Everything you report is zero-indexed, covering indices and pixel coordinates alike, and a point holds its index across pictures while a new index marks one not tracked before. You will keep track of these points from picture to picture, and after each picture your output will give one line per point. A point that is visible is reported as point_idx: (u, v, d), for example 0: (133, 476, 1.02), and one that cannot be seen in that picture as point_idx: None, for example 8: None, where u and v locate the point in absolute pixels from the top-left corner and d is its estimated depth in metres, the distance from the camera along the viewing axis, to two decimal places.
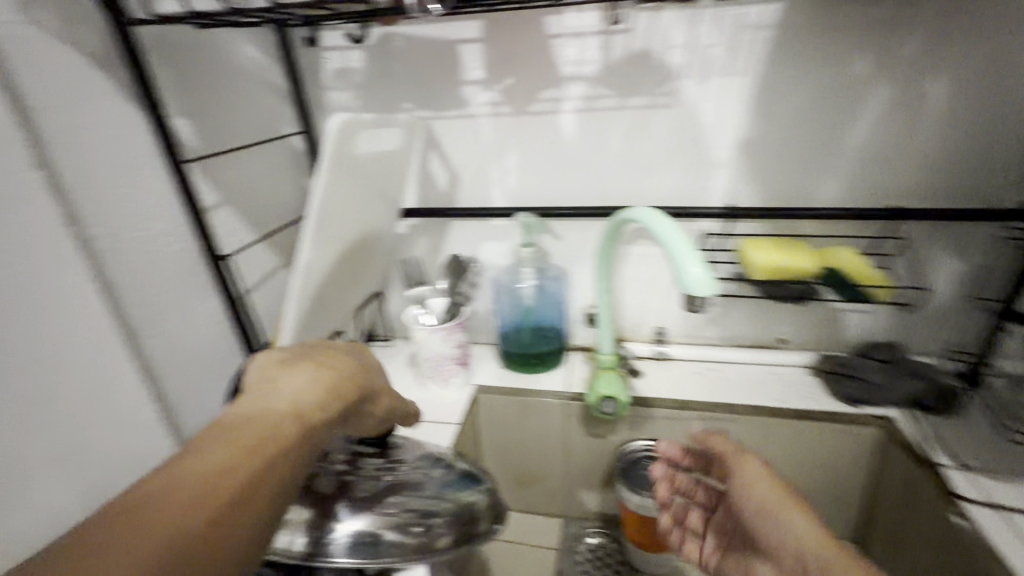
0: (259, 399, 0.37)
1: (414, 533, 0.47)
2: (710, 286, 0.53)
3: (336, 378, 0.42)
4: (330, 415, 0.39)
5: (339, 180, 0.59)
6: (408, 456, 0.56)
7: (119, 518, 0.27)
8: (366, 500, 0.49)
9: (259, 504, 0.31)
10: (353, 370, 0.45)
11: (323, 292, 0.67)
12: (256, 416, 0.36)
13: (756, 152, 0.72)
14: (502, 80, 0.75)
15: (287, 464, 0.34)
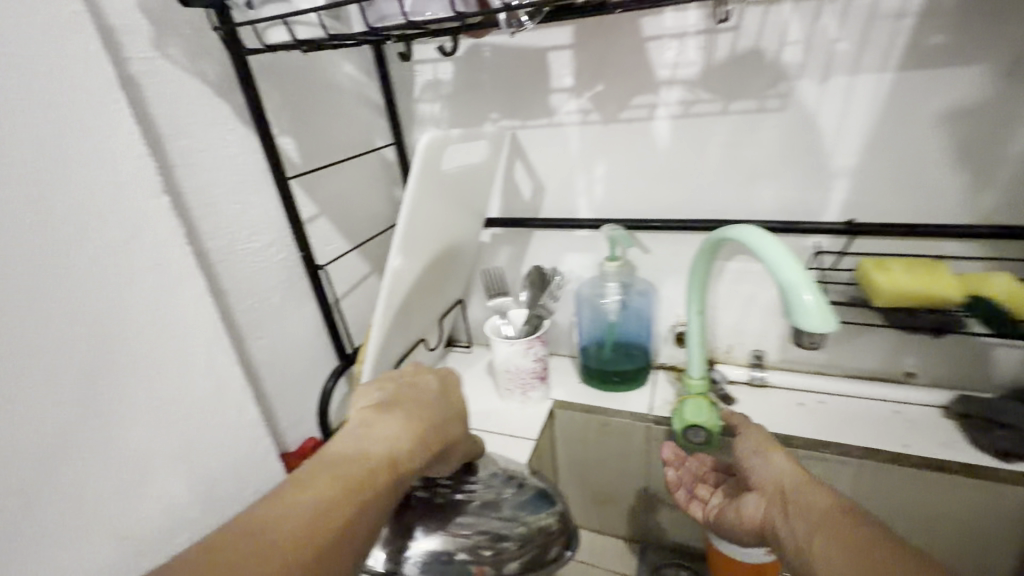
0: (361, 438, 0.40)
1: (484, 556, 0.47)
2: (826, 318, 0.45)
3: (426, 426, 0.45)
4: (419, 463, 0.42)
5: (426, 197, 0.60)
6: (484, 469, 0.55)
7: (243, 532, 0.31)
8: (441, 519, 0.49)
9: (352, 542, 0.34)
10: (444, 416, 0.47)
11: (407, 302, 0.69)
12: (358, 457, 0.39)
13: (885, 160, 0.63)
14: (592, 87, 0.72)
15: (378, 507, 0.37)
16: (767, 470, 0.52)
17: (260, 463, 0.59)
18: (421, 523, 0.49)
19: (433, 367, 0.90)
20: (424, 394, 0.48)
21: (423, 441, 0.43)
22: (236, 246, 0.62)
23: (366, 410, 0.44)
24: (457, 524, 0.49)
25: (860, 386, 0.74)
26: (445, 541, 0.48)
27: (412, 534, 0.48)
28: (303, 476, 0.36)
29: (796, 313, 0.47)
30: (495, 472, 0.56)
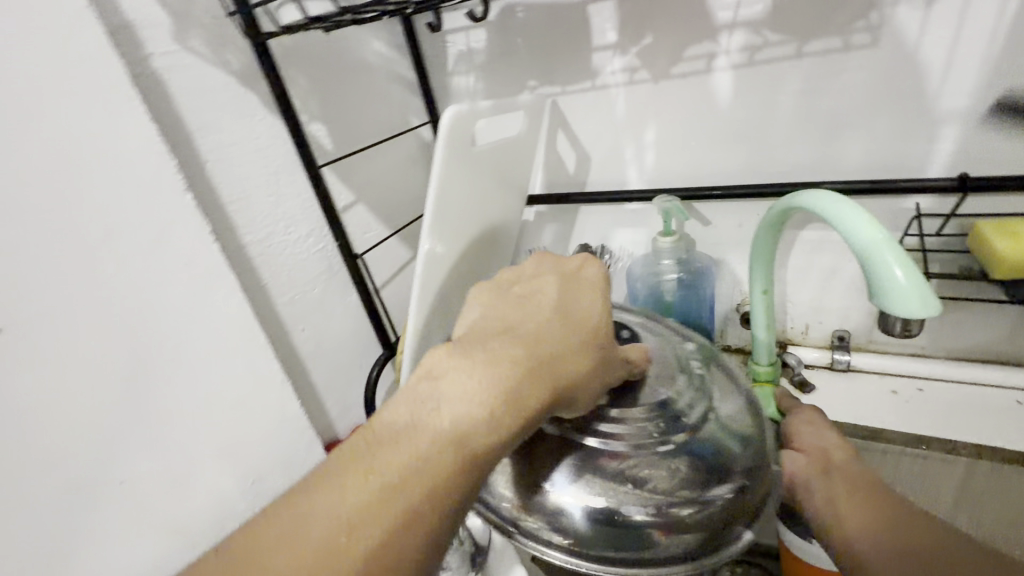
0: (422, 403, 0.31)
1: (667, 520, 0.37)
2: (924, 300, 0.38)
3: (513, 377, 0.33)
4: (499, 433, 0.31)
5: (458, 177, 0.56)
6: (654, 391, 0.42)
7: (280, 524, 0.27)
8: (602, 460, 0.40)
9: (405, 548, 0.28)
10: (539, 357, 0.35)
11: (448, 291, 0.66)
12: (415, 431, 0.30)
13: (1010, 96, 0.51)
14: (639, 40, 0.64)
15: (437, 502, 0.29)
16: (816, 438, 0.47)
17: (304, 455, 0.59)
18: (578, 461, 0.40)
19: None
20: (519, 332, 0.36)
21: (512, 402, 0.32)
22: (273, 240, 0.62)
23: (442, 352, 0.34)
24: (623, 470, 0.39)
25: (971, 371, 0.62)
26: (611, 493, 0.38)
27: (569, 477, 0.40)
28: (350, 455, 0.30)
29: (882, 294, 0.40)
30: (665, 393, 0.42)
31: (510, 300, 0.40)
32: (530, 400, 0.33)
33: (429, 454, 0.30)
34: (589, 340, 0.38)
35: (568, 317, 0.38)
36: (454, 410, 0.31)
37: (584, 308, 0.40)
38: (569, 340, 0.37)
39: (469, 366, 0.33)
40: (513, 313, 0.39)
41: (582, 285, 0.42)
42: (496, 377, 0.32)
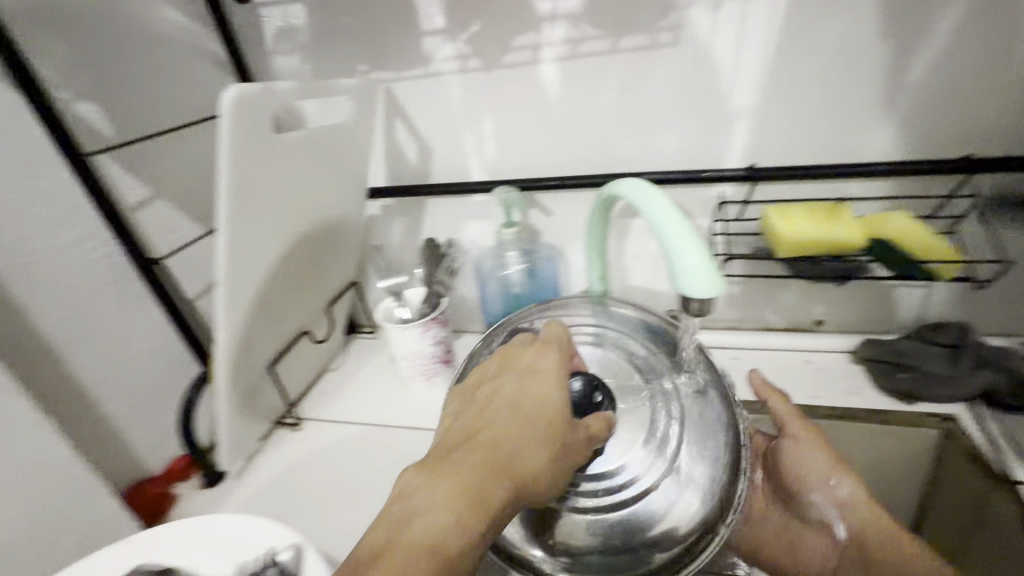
0: (397, 520, 0.32)
1: (680, 536, 0.40)
2: (713, 281, 0.40)
3: (479, 477, 0.34)
4: (473, 537, 0.32)
5: (258, 169, 0.49)
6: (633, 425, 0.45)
7: None
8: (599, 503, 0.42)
9: None
10: (505, 452, 0.36)
11: (269, 296, 0.59)
12: (392, 548, 0.31)
13: (785, 95, 0.57)
14: (467, 27, 0.62)
15: None
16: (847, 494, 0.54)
17: (83, 505, 0.49)
18: (577, 503, 0.42)
19: (326, 359, 0.81)
20: (481, 432, 0.37)
21: (480, 503, 0.33)
22: (20, 245, 0.50)
23: (413, 468, 0.36)
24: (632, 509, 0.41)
25: (772, 337, 0.72)
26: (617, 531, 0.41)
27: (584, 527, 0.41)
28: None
29: (679, 278, 0.41)
30: (643, 422, 0.45)
31: (473, 399, 0.41)
32: (499, 496, 0.34)
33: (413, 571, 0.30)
34: (553, 414, 0.38)
35: (529, 400, 0.39)
36: (426, 523, 0.32)
37: (542, 384, 0.40)
38: (529, 423, 0.38)
39: (436, 481, 0.34)
40: (478, 410, 0.39)
41: (536, 364, 0.42)
42: (461, 482, 0.34)
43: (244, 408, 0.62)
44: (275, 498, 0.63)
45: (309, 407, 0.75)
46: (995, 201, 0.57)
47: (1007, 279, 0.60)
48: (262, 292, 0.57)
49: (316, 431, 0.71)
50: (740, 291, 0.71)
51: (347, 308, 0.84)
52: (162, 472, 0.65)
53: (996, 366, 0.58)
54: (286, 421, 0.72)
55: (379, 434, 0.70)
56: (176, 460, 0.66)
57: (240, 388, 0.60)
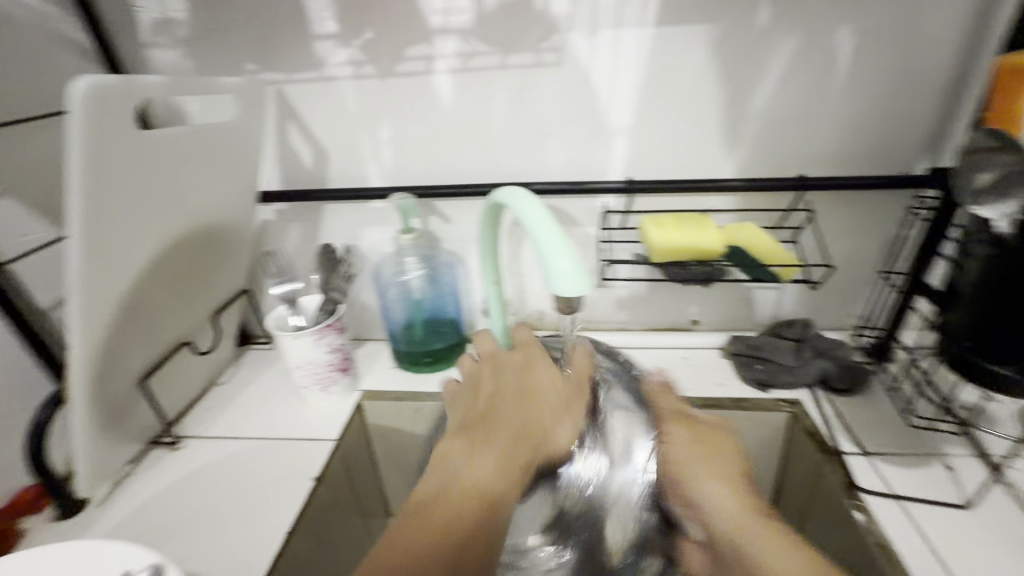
0: (449, 473, 0.39)
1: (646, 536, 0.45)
2: (581, 282, 0.43)
3: (507, 434, 0.42)
4: (512, 477, 0.39)
5: (122, 165, 0.46)
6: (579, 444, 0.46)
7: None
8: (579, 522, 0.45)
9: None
10: (522, 410, 0.43)
11: (138, 304, 0.54)
12: (450, 493, 0.38)
13: (656, 117, 0.63)
14: (360, 34, 0.62)
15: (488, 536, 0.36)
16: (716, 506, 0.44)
17: None
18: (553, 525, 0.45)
19: (213, 372, 0.76)
20: (499, 400, 0.45)
21: (511, 455, 0.40)
22: None
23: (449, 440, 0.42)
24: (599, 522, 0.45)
25: (655, 337, 0.78)
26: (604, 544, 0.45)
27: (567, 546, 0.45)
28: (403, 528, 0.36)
29: (552, 280, 0.44)
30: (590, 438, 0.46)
31: (480, 387, 0.47)
32: (524, 446, 0.42)
33: (468, 513, 0.37)
34: (552, 381, 0.46)
35: (532, 368, 0.47)
36: (474, 472, 0.39)
37: (544, 368, 0.47)
38: (537, 387, 0.45)
39: (471, 450, 0.40)
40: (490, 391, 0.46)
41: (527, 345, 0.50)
42: (494, 440, 0.41)
43: (108, 427, 0.57)
44: (144, 524, 0.57)
45: (191, 424, 0.70)
46: (823, 215, 0.67)
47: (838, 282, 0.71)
48: (129, 300, 0.53)
49: (197, 449, 0.66)
50: (627, 295, 0.77)
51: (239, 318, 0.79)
52: (4, 506, 0.58)
53: (829, 356, 0.68)
54: (162, 440, 0.67)
55: (269, 449, 0.66)
56: (23, 491, 0.59)
57: (102, 405, 0.55)
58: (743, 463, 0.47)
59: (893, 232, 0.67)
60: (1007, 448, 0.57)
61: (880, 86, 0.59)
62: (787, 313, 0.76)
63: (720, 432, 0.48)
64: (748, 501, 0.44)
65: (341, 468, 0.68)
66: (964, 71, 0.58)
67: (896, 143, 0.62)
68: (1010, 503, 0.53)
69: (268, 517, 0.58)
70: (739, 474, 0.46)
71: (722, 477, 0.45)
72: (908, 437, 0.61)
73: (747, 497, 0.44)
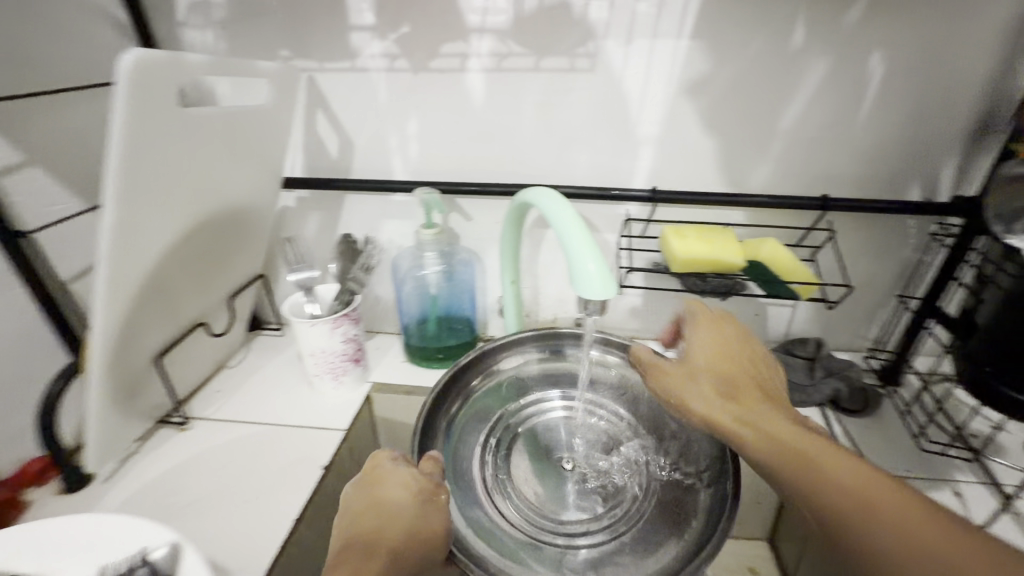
0: None
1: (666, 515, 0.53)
2: (607, 285, 0.43)
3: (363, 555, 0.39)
4: None
5: (159, 138, 0.45)
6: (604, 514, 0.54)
7: None
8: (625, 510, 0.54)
9: None
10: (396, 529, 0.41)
11: (158, 279, 0.54)
12: None
13: (686, 129, 0.64)
14: (396, 27, 0.63)
15: None
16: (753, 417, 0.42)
17: None
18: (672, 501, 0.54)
19: (223, 354, 0.76)
20: (379, 513, 0.42)
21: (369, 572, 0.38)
22: None
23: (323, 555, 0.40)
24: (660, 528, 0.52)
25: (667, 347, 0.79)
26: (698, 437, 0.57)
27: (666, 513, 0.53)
28: None
29: (578, 281, 0.44)
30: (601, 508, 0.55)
31: (368, 500, 0.44)
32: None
33: None
34: (414, 503, 0.43)
35: (421, 484, 0.45)
36: None
37: (409, 475, 0.46)
38: (397, 514, 0.42)
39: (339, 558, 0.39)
40: (363, 504, 0.43)
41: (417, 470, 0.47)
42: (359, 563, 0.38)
43: (122, 402, 0.57)
44: (148, 503, 0.57)
45: (200, 405, 0.70)
46: (843, 235, 0.68)
47: (851, 302, 0.72)
48: (153, 272, 0.52)
49: (206, 431, 0.66)
50: (642, 303, 0.77)
51: (253, 303, 0.79)
52: (9, 477, 0.57)
53: (841, 377, 0.68)
54: (171, 420, 0.67)
55: (277, 435, 0.66)
56: (31, 463, 0.58)
57: (119, 379, 0.54)
58: (714, 393, 0.45)
59: (912, 257, 0.68)
60: (1015, 477, 0.58)
61: (910, 111, 0.60)
62: (799, 331, 0.76)
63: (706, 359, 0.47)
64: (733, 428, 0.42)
65: (348, 459, 0.68)
66: (990, 104, 0.59)
67: (922, 169, 0.63)
68: (1019, 532, 0.54)
69: (277, 501, 0.57)
70: (712, 399, 0.44)
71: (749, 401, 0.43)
72: (917, 460, 0.61)
73: (763, 443, 0.40)
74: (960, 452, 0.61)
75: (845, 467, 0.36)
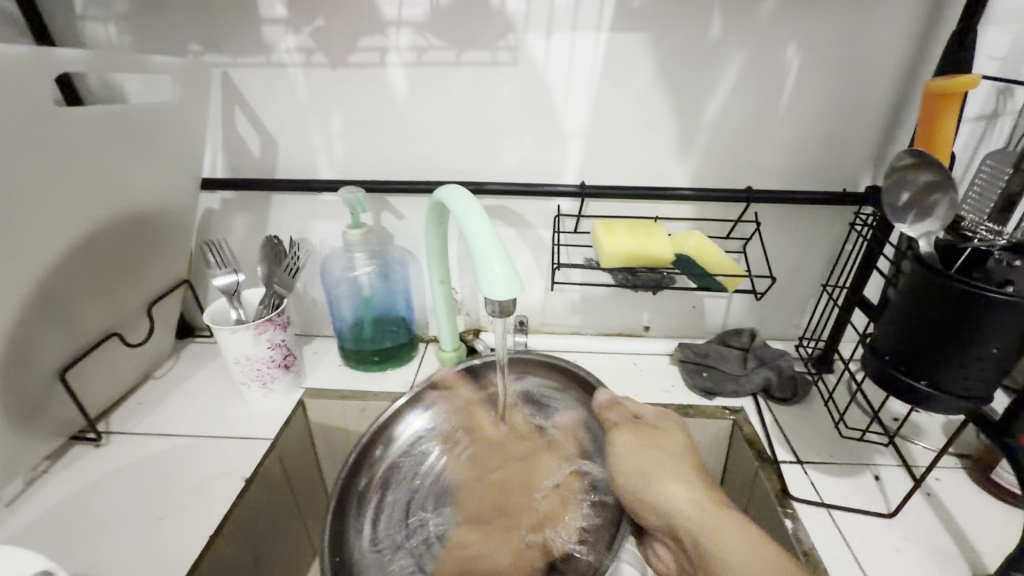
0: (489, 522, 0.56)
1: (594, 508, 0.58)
2: (513, 286, 0.42)
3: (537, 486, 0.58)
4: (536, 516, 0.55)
5: (30, 138, 0.43)
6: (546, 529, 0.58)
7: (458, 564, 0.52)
8: None
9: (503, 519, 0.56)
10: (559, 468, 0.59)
11: (51, 289, 0.51)
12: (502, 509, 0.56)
13: (611, 123, 0.63)
14: (310, 21, 0.60)
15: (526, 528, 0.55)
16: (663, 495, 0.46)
17: None
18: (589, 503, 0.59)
19: (146, 365, 0.72)
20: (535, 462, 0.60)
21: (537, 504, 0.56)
22: None
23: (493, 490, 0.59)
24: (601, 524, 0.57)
25: (607, 341, 0.78)
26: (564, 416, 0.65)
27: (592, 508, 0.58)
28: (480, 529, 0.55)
29: (484, 282, 0.43)
30: None
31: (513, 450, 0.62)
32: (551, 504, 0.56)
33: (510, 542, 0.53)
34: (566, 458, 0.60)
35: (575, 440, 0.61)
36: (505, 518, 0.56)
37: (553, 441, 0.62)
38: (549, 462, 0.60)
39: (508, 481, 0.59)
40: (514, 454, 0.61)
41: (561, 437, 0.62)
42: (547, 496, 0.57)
43: (20, 421, 0.53)
44: (53, 525, 0.54)
45: (119, 419, 0.67)
46: (769, 226, 0.68)
47: (782, 292, 0.73)
48: (44, 281, 0.49)
49: (122, 447, 0.63)
50: (581, 299, 0.77)
51: (179, 310, 0.76)
52: None
53: (772, 366, 0.69)
54: (85, 436, 0.63)
55: (201, 448, 0.63)
56: None
57: (12, 397, 0.51)
58: (677, 469, 0.47)
59: (836, 247, 0.69)
60: (929, 459, 0.60)
61: (826, 103, 0.60)
62: (735, 322, 0.77)
63: (663, 437, 0.50)
64: (693, 530, 0.43)
65: (278, 469, 0.66)
66: (902, 94, 0.60)
67: (840, 161, 0.64)
68: (931, 513, 0.55)
69: (193, 518, 0.55)
70: (690, 499, 0.45)
71: (678, 477, 0.47)
72: (840, 445, 0.63)
73: (688, 511, 0.44)
74: (877, 437, 0.63)
75: (746, 549, 0.40)
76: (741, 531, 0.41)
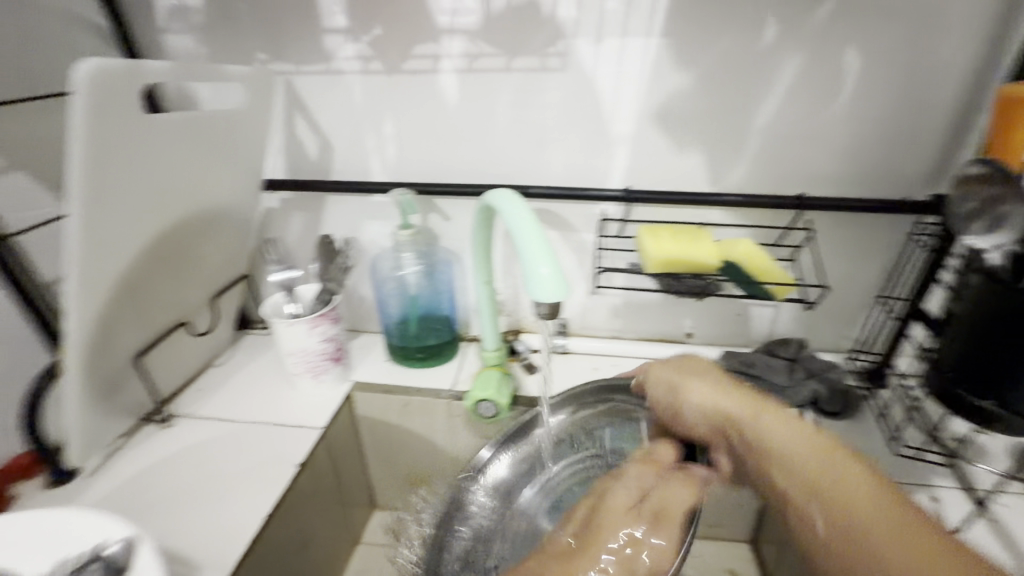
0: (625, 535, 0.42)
1: None
2: (560, 288, 0.43)
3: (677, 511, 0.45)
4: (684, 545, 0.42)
5: (121, 141, 0.47)
6: None
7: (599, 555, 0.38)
8: None
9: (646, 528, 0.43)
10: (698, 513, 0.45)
11: (133, 280, 0.55)
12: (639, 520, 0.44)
13: (659, 128, 0.63)
14: (369, 30, 0.63)
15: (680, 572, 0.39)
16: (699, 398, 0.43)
17: None
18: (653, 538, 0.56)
19: (208, 353, 0.77)
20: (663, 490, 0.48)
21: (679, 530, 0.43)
22: None
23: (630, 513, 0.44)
24: None
25: (648, 347, 0.78)
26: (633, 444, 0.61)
27: None
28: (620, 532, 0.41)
29: (532, 283, 0.44)
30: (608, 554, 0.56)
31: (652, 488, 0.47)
32: None
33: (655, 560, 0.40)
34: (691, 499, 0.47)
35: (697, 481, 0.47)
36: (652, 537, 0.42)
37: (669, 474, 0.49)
38: None
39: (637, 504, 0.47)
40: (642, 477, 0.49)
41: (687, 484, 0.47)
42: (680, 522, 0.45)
43: (101, 400, 0.58)
44: (126, 498, 0.59)
45: (185, 403, 0.72)
46: (822, 234, 0.66)
47: (833, 302, 0.71)
48: (127, 274, 0.54)
49: (187, 429, 0.68)
50: (622, 303, 0.77)
51: (238, 303, 0.81)
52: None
53: (821, 379, 0.67)
54: (154, 418, 0.68)
55: (257, 433, 0.67)
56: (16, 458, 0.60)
57: (96, 379, 0.56)
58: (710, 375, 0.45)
59: (893, 256, 0.67)
60: (993, 483, 0.57)
61: (887, 108, 0.58)
62: (782, 332, 0.75)
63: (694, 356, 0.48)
64: (737, 420, 0.40)
65: (325, 458, 0.69)
66: (972, 98, 0.57)
67: (900, 167, 0.61)
68: (994, 539, 0.52)
69: (250, 498, 0.59)
70: (723, 396, 0.42)
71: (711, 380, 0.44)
72: (893, 463, 0.60)
73: (726, 411, 0.41)
74: (935, 456, 0.60)
75: (801, 441, 0.37)
76: (790, 422, 0.39)
